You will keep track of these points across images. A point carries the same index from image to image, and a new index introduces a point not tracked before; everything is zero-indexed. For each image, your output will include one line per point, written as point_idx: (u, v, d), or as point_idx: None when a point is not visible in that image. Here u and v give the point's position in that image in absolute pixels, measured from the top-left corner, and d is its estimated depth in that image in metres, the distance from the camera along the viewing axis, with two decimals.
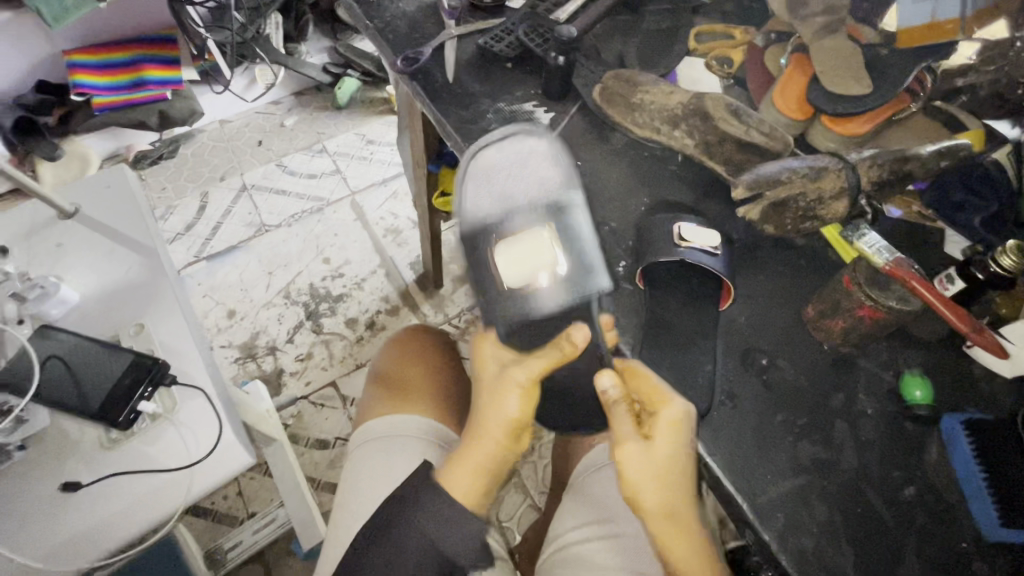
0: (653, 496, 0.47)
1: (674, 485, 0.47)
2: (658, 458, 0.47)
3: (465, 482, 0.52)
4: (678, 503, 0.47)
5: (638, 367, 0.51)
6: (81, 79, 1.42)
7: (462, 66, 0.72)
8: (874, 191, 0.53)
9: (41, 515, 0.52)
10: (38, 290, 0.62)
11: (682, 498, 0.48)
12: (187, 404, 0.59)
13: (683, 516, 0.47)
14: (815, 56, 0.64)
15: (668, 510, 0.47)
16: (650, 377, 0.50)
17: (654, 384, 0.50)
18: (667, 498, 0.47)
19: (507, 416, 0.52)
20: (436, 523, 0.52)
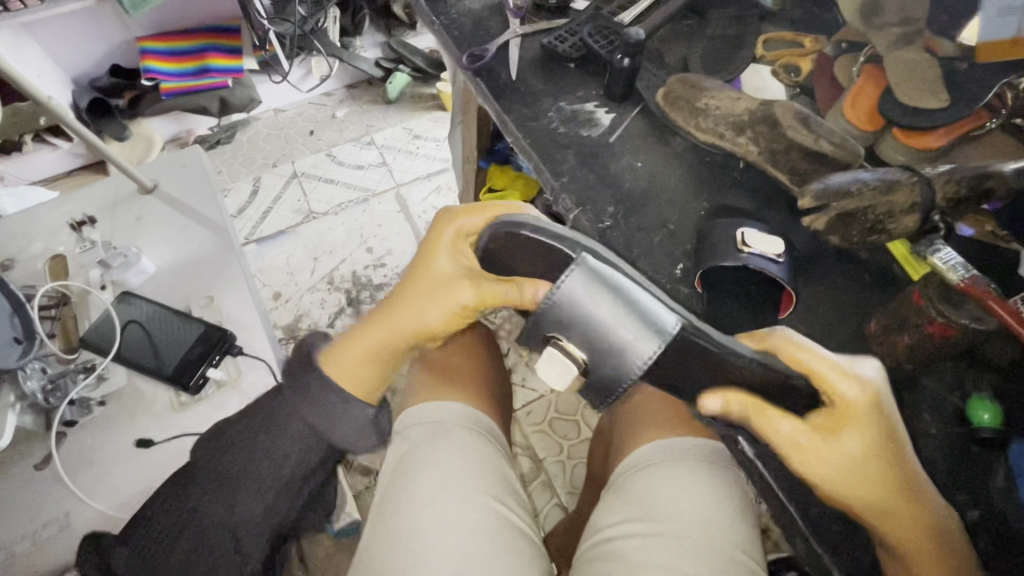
0: (854, 489, 0.42)
1: (871, 473, 0.42)
2: (843, 454, 0.42)
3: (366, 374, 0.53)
4: (885, 487, 0.42)
5: (802, 348, 0.42)
6: (150, 64, 1.50)
7: (525, 64, 0.73)
8: (948, 208, 0.52)
9: (117, 464, 0.61)
10: (121, 258, 0.67)
11: (886, 480, 0.42)
12: (249, 372, 0.65)
13: (895, 502, 0.41)
14: (889, 68, 0.63)
15: (873, 502, 0.42)
16: (814, 356, 0.42)
17: (824, 364, 0.42)
18: (875, 488, 0.42)
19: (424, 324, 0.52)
20: (319, 415, 0.51)
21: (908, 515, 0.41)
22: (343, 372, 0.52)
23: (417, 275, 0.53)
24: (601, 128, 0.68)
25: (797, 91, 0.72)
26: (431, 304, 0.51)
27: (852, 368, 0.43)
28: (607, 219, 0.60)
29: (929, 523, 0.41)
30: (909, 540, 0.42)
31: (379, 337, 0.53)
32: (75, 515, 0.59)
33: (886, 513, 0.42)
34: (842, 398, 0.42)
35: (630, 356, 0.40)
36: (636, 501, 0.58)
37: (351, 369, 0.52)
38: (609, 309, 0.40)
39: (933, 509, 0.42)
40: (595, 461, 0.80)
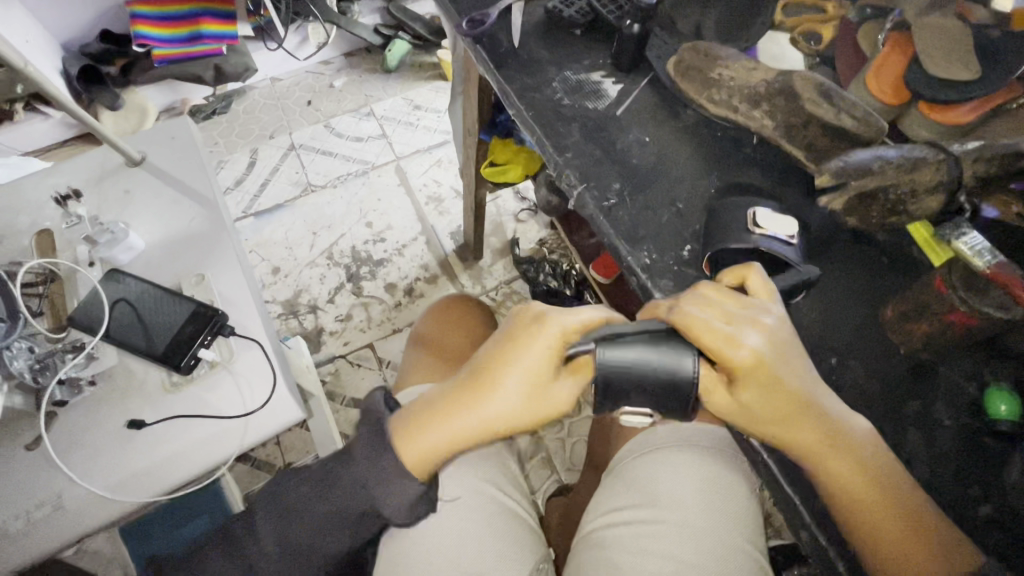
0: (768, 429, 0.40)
1: (787, 415, 0.40)
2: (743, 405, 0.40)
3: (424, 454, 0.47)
4: (799, 428, 0.40)
5: (689, 319, 0.39)
6: (142, 31, 1.43)
7: (529, 31, 0.69)
8: (977, 187, 0.49)
9: (108, 451, 0.55)
10: (107, 235, 0.64)
11: (800, 419, 0.40)
12: (243, 355, 0.60)
13: (814, 438, 0.40)
14: (918, 36, 0.58)
15: (790, 440, 0.40)
16: (701, 321, 0.39)
17: (707, 326, 0.39)
18: (792, 428, 0.40)
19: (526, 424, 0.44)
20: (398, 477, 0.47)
21: (839, 449, 0.40)
22: (411, 459, 0.47)
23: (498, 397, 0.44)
24: (608, 100, 0.64)
25: (816, 62, 0.68)
26: (544, 402, 0.43)
27: (742, 325, 0.39)
28: (612, 197, 0.57)
29: (856, 456, 0.40)
30: (839, 472, 0.40)
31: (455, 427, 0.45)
32: (69, 498, 0.53)
33: (806, 446, 0.40)
34: (730, 362, 0.39)
35: (678, 380, 0.41)
36: (636, 487, 0.57)
37: (416, 454, 0.47)
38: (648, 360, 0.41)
39: (868, 454, 0.41)
40: (595, 444, 0.79)
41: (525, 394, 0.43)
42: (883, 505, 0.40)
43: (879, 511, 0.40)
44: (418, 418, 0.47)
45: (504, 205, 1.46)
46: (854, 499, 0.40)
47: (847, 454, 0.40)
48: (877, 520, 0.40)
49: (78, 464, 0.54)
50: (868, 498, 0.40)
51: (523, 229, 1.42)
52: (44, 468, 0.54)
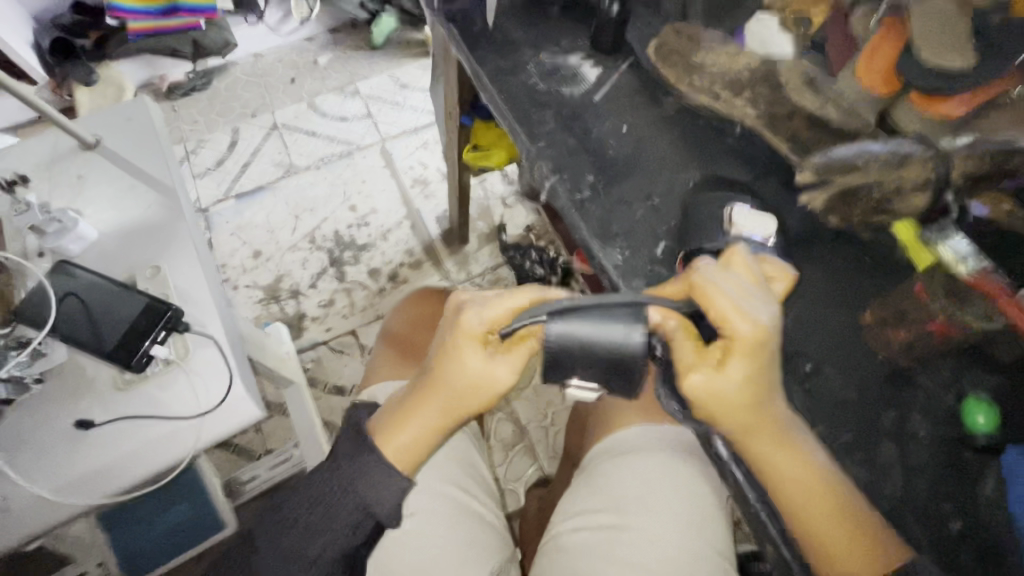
0: (731, 409, 0.38)
1: (754, 398, 0.38)
2: (727, 383, 0.37)
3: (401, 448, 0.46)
4: (756, 411, 0.38)
5: (706, 285, 0.37)
6: (116, 2, 1.36)
7: (506, 9, 0.65)
8: (966, 188, 0.46)
9: (55, 452, 0.53)
10: (55, 224, 0.61)
11: (759, 403, 0.38)
12: (198, 352, 0.58)
13: (759, 422, 0.39)
14: (915, 20, 0.55)
15: (751, 426, 0.39)
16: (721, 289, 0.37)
17: (724, 293, 0.37)
18: (756, 412, 0.39)
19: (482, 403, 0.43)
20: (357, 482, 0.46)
21: (776, 437, 0.39)
22: (394, 452, 0.46)
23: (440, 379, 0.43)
24: (586, 85, 0.61)
25: (807, 46, 0.65)
26: (494, 382, 0.42)
27: (755, 300, 0.38)
28: (586, 189, 0.54)
29: (796, 446, 0.40)
30: (776, 460, 0.40)
31: (423, 423, 0.45)
32: (14, 501, 0.51)
33: (752, 429, 0.39)
34: (734, 333, 0.37)
35: (625, 354, 0.38)
36: (606, 490, 0.55)
37: (398, 448, 0.46)
38: (597, 331, 0.38)
39: (810, 450, 0.40)
40: (571, 440, 0.78)
41: (477, 374, 0.42)
42: (819, 492, 0.39)
43: (811, 497, 0.39)
44: (402, 417, 0.46)
45: (491, 189, 1.42)
46: (787, 480, 0.40)
47: (784, 441, 0.40)
48: (808, 505, 0.39)
49: (23, 465, 0.52)
50: (809, 482, 0.40)
51: (511, 214, 1.38)
52: None
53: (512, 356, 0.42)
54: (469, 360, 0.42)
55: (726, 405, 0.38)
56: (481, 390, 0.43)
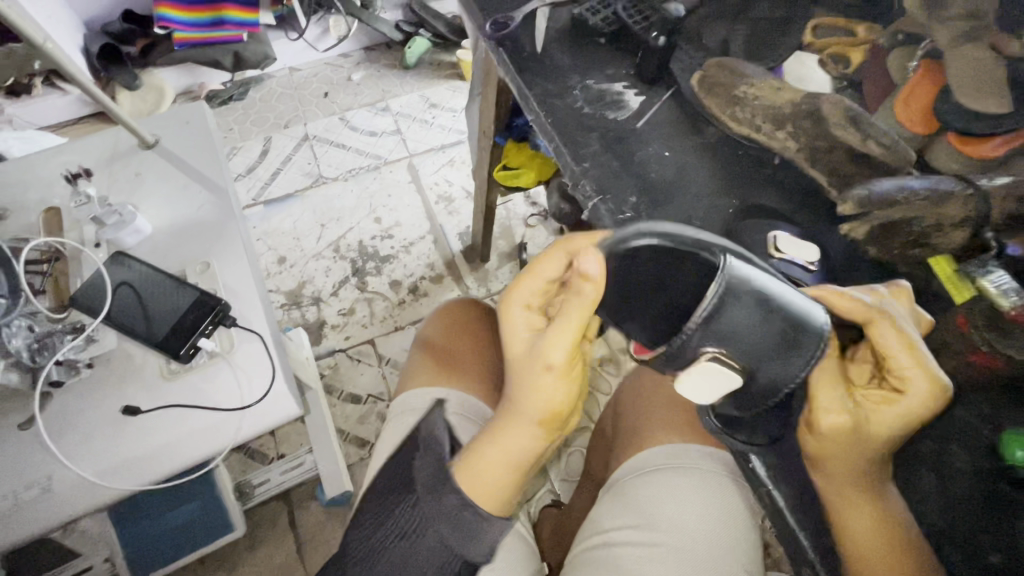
0: (845, 453, 0.41)
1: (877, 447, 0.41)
2: (863, 424, 0.40)
3: (486, 471, 0.50)
4: (868, 459, 0.41)
5: (887, 332, 0.41)
6: (166, 12, 1.44)
7: (553, 37, 0.69)
8: (1004, 226, 0.47)
9: (99, 435, 0.54)
10: (116, 217, 0.64)
11: (875, 456, 0.41)
12: (243, 346, 0.60)
13: (860, 469, 0.41)
14: (951, 65, 0.57)
15: (848, 472, 0.41)
16: (913, 348, 0.41)
17: (918, 353, 0.40)
18: (859, 462, 0.41)
19: (541, 399, 0.48)
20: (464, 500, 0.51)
21: (872, 488, 0.42)
22: (471, 486, 0.51)
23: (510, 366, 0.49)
24: (628, 111, 0.63)
25: (844, 85, 0.66)
26: (534, 403, 0.48)
27: (925, 358, 0.41)
28: (628, 210, 0.56)
29: (880, 504, 0.42)
30: (862, 509, 0.41)
31: (498, 439, 0.50)
32: (58, 481, 0.52)
33: (846, 475, 0.42)
34: (909, 386, 0.40)
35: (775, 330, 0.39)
36: (636, 508, 0.55)
37: (485, 475, 0.50)
38: (755, 303, 0.39)
39: (893, 511, 0.42)
40: (593, 458, 0.78)
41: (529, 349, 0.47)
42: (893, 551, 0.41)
43: (884, 552, 0.41)
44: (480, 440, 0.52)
45: (514, 209, 1.45)
46: (860, 527, 0.41)
47: (877, 495, 0.42)
48: (882, 560, 0.41)
49: (68, 446, 0.54)
50: (882, 540, 0.41)
51: (532, 234, 1.41)
52: (35, 448, 0.53)
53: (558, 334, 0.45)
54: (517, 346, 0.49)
55: (837, 443, 0.41)
56: (528, 408, 0.48)
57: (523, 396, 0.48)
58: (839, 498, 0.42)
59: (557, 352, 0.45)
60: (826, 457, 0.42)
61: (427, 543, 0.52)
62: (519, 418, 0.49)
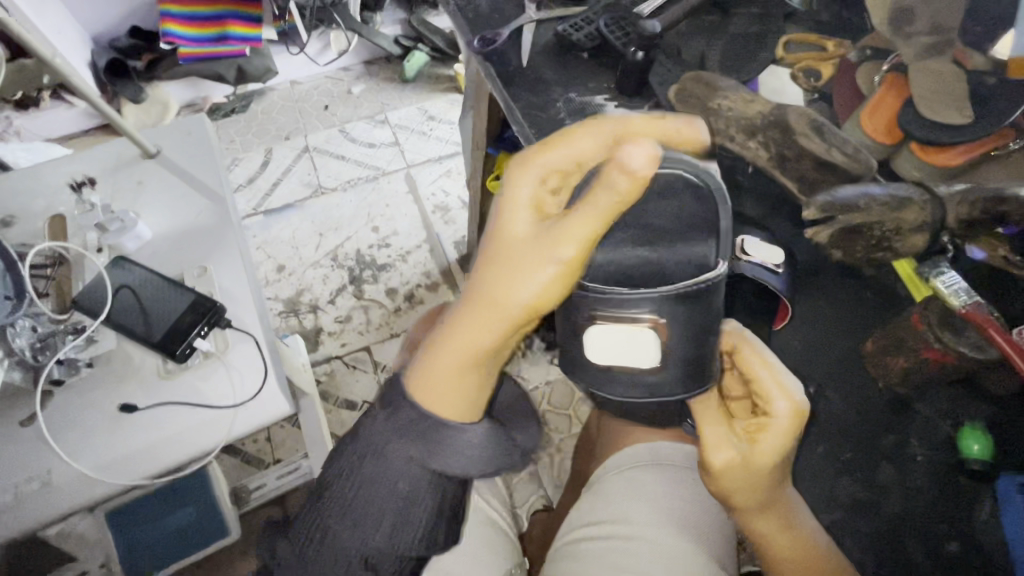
0: (739, 484, 0.45)
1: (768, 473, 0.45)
2: (754, 463, 0.45)
3: (444, 385, 0.44)
4: (768, 487, 0.45)
5: (750, 355, 0.48)
6: (170, 28, 1.49)
7: (538, 52, 0.72)
8: (960, 230, 0.50)
9: (98, 433, 0.56)
10: (117, 223, 0.67)
11: (772, 482, 0.45)
12: (237, 347, 0.62)
13: (764, 498, 0.45)
14: (915, 79, 0.60)
15: (754, 500, 0.46)
16: (768, 370, 0.46)
17: (771, 379, 0.46)
18: (759, 492, 0.45)
19: (526, 298, 0.41)
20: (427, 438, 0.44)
21: (775, 513, 0.46)
22: (431, 395, 0.44)
23: (494, 252, 0.42)
24: None
25: (815, 97, 0.69)
26: (513, 296, 0.41)
27: (790, 384, 0.46)
28: None
29: (791, 521, 0.46)
30: (771, 532, 0.46)
31: (462, 344, 0.44)
32: (57, 475, 0.54)
33: (754, 506, 0.46)
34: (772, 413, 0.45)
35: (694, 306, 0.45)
36: (615, 504, 0.57)
37: (446, 389, 0.44)
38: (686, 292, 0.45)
39: (804, 523, 0.46)
40: (579, 458, 0.80)
41: (524, 236, 0.42)
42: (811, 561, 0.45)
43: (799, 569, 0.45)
44: (444, 334, 0.45)
45: None
46: (778, 547, 0.46)
47: (781, 518, 0.46)
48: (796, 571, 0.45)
49: (68, 443, 0.56)
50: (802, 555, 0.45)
51: None
52: (36, 444, 0.56)
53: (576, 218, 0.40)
54: (515, 230, 0.42)
55: (733, 480, 0.45)
56: (504, 297, 0.42)
57: (503, 285, 0.41)
58: (753, 523, 0.47)
59: (573, 240, 0.40)
60: (726, 493, 0.47)
61: (395, 458, 0.44)
62: (490, 317, 0.43)
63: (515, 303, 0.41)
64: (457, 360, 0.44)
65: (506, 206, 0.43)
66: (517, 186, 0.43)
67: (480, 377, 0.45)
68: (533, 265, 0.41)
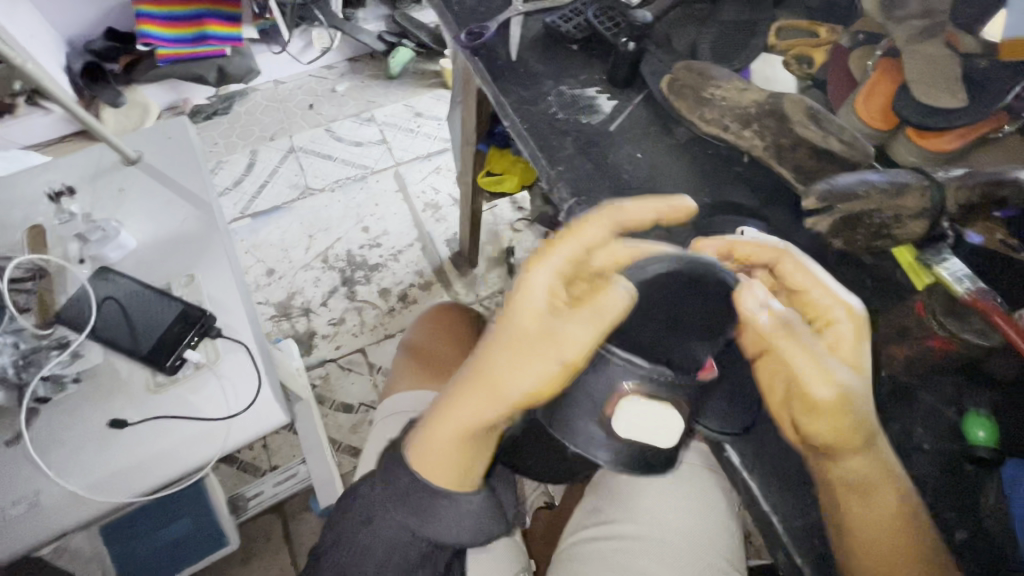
0: (848, 418, 0.41)
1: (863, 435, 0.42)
2: (845, 380, 0.41)
3: (442, 454, 0.48)
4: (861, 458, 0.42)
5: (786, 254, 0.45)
6: (147, 29, 1.46)
7: (526, 45, 0.70)
8: (959, 215, 0.51)
9: (86, 450, 0.55)
10: (99, 233, 0.65)
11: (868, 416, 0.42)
12: (229, 357, 0.60)
13: (860, 435, 0.42)
14: (908, 63, 0.60)
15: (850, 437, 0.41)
16: (821, 283, 0.44)
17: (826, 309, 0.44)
18: (858, 427, 0.41)
19: (527, 391, 0.43)
20: (407, 511, 0.50)
21: (870, 453, 0.42)
22: (428, 467, 0.49)
23: (501, 333, 0.44)
24: (601, 115, 0.65)
25: (809, 84, 0.69)
26: (506, 386, 0.43)
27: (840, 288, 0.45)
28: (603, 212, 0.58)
29: (878, 467, 0.43)
30: (867, 478, 0.42)
31: (462, 420, 0.46)
32: (45, 496, 0.53)
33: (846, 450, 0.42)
34: (837, 318, 0.43)
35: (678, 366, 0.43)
36: (618, 502, 0.57)
37: (442, 463, 0.48)
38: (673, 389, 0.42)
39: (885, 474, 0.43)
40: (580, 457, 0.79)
41: (530, 327, 0.43)
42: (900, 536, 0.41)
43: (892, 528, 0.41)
44: (441, 413, 0.47)
45: (501, 214, 1.46)
46: (874, 506, 0.42)
47: (872, 462, 0.42)
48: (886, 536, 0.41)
49: (56, 461, 0.54)
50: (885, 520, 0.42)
51: (519, 238, 1.42)
52: (22, 464, 0.54)
53: (581, 316, 0.41)
54: (522, 320, 0.43)
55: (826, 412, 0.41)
56: (501, 389, 0.44)
57: (505, 378, 0.43)
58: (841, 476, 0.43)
59: (570, 347, 0.41)
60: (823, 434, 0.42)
61: (391, 525, 0.51)
62: (490, 398, 0.45)
63: (509, 396, 0.44)
64: (455, 438, 0.47)
65: (517, 291, 0.44)
66: (531, 275, 0.44)
67: (469, 452, 0.48)
68: (535, 361, 0.42)
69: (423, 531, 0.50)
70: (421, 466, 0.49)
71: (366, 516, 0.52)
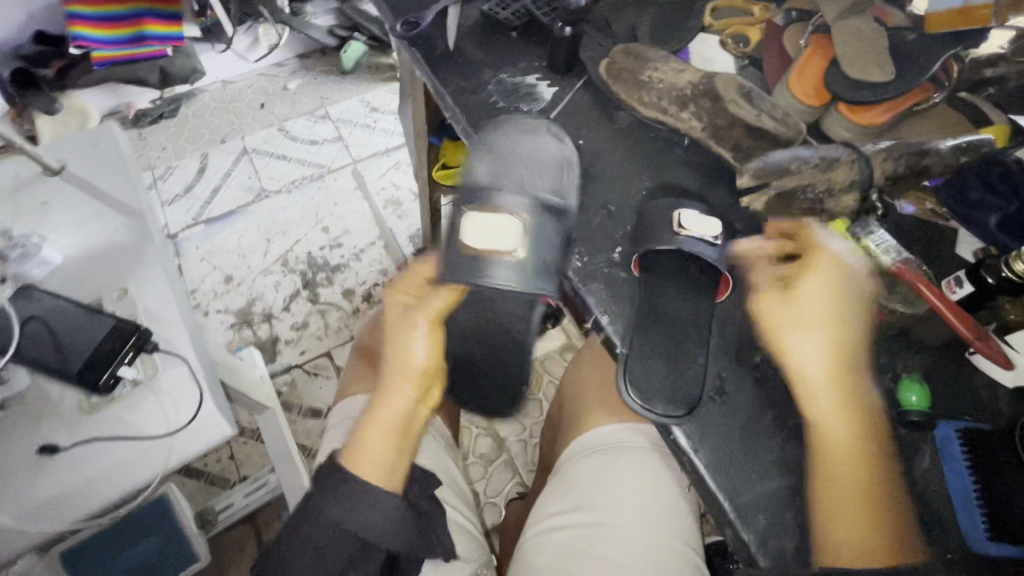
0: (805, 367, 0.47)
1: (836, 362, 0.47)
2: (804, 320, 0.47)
3: (370, 454, 0.55)
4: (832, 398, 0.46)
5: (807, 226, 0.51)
6: (80, 31, 1.32)
7: (465, 33, 0.69)
8: (886, 185, 0.55)
9: (18, 479, 0.52)
10: (19, 249, 0.61)
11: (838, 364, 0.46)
12: (168, 371, 0.58)
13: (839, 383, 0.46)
14: (837, 39, 0.61)
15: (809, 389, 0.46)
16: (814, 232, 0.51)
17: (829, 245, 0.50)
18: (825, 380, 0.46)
19: (416, 367, 0.57)
20: (341, 508, 0.53)
21: (825, 434, 0.45)
22: (364, 466, 0.54)
23: (392, 359, 0.58)
24: (542, 103, 0.64)
25: (745, 64, 0.69)
26: (414, 359, 0.57)
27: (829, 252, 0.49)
28: None
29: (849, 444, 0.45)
30: (824, 457, 0.45)
31: (379, 415, 0.56)
32: None
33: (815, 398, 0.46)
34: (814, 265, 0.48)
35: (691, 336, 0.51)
36: (575, 492, 0.58)
37: (372, 458, 0.55)
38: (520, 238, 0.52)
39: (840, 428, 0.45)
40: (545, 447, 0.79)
41: (416, 340, 0.57)
42: (858, 485, 0.43)
43: (851, 488, 0.43)
44: (373, 412, 0.56)
45: None
46: (832, 483, 0.44)
47: (831, 434, 0.45)
48: (850, 505, 0.43)
49: None
50: (855, 487, 0.43)
51: None
52: None
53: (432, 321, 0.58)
54: (415, 348, 0.57)
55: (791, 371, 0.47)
56: (402, 374, 0.57)
57: (404, 366, 0.57)
58: (821, 453, 0.45)
59: (421, 332, 0.58)
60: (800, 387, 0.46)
61: (324, 527, 0.52)
62: (392, 383, 0.57)
63: (415, 366, 0.57)
64: (383, 433, 0.56)
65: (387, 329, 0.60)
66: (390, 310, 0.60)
67: (400, 443, 0.57)
68: (409, 358, 0.57)
69: (358, 530, 0.53)
70: (356, 468, 0.54)
71: (306, 529, 0.53)
